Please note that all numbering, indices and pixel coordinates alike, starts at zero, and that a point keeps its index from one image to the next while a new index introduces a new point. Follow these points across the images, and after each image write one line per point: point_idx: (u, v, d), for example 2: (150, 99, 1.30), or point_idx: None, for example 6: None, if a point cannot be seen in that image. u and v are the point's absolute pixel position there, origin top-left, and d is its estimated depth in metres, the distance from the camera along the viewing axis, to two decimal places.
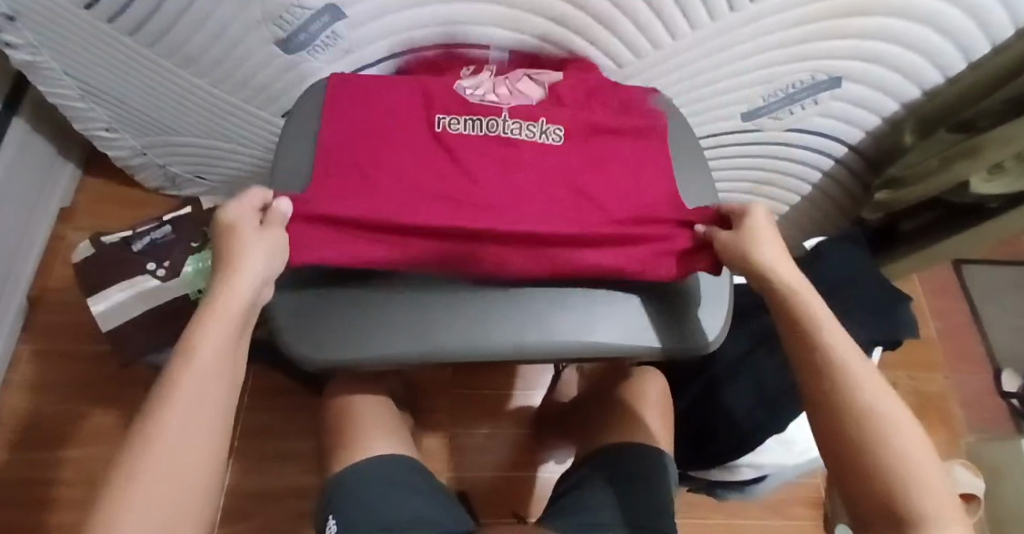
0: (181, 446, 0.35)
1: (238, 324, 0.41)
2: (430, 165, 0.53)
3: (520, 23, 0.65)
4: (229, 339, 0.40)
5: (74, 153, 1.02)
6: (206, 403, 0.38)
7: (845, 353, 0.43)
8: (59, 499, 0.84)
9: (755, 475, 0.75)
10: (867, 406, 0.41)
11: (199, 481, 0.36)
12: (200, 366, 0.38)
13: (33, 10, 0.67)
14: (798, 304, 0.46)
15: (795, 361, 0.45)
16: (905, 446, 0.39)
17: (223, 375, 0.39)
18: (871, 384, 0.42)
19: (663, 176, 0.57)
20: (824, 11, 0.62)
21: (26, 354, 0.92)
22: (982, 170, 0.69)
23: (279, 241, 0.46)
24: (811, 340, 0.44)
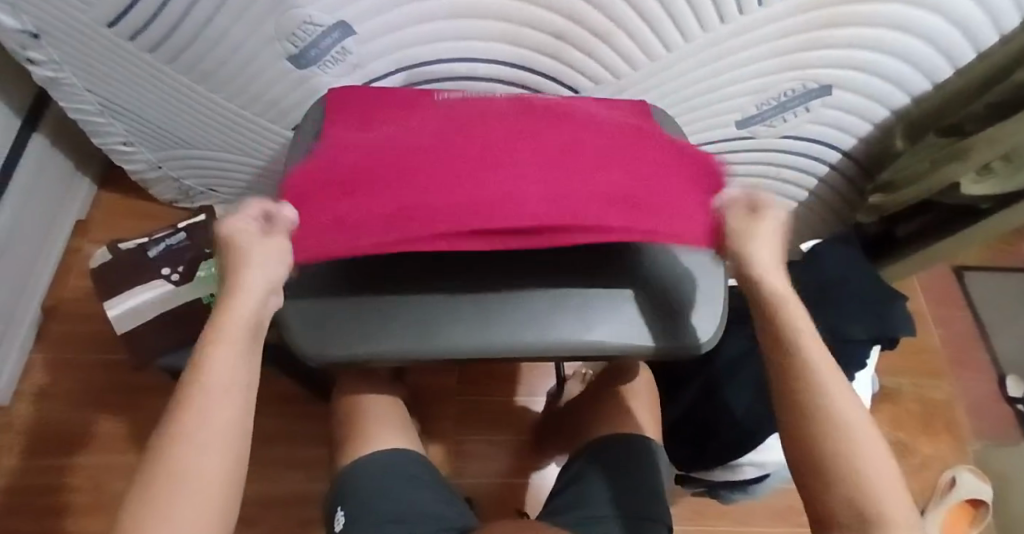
0: (201, 475, 0.37)
1: (252, 344, 0.42)
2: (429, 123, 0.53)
3: (522, 38, 0.68)
4: (244, 359, 0.41)
5: (91, 169, 1.05)
6: (226, 423, 0.39)
7: (824, 374, 0.43)
8: (71, 505, 0.86)
9: (757, 475, 0.77)
10: (843, 429, 0.42)
11: (216, 497, 0.37)
12: (215, 393, 0.39)
13: (58, 29, 0.71)
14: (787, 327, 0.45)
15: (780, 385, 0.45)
16: (876, 477, 0.41)
17: (238, 400, 0.40)
18: (850, 406, 0.43)
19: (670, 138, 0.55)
20: (810, 23, 0.65)
21: (41, 363, 0.94)
22: (971, 171, 0.71)
23: (283, 250, 0.44)
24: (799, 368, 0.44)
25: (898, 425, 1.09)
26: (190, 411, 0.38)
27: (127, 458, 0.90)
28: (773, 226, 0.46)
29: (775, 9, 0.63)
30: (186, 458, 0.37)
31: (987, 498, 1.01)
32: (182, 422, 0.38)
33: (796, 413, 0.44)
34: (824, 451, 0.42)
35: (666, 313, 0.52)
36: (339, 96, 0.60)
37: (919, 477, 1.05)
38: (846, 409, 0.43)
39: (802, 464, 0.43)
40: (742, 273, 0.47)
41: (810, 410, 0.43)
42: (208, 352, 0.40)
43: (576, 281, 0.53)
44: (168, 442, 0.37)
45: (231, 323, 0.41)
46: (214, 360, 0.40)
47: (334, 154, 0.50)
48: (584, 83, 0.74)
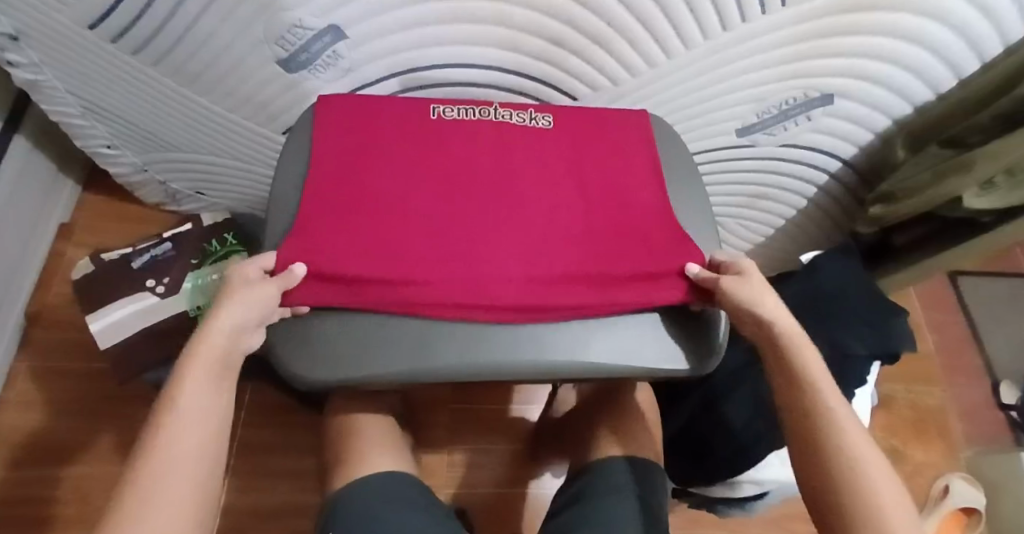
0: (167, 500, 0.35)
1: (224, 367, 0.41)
2: (421, 171, 0.55)
3: (518, 44, 0.66)
4: (216, 383, 0.40)
5: (75, 170, 1.03)
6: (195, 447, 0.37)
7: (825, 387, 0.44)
8: (53, 518, 0.84)
9: (757, 492, 0.74)
10: (852, 466, 0.41)
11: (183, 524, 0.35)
12: (184, 417, 0.38)
13: (37, 31, 0.69)
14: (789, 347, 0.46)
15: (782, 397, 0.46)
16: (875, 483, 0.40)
17: (207, 423, 0.39)
18: (856, 434, 0.43)
19: (650, 183, 0.58)
20: (812, 31, 0.63)
21: (23, 372, 0.92)
22: (973, 187, 0.70)
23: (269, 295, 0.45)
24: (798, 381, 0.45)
25: (894, 432, 1.09)
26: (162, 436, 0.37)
27: (112, 469, 0.88)
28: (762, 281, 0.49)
29: (777, 16, 0.61)
30: (152, 483, 0.35)
31: (981, 506, 1.01)
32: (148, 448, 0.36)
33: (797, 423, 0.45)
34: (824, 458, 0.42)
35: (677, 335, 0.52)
36: (334, 102, 0.59)
37: (914, 484, 1.05)
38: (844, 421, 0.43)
39: (817, 498, 0.42)
40: (744, 318, 0.48)
41: (816, 435, 0.43)
42: (178, 376, 0.39)
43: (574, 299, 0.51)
44: (133, 472, 0.35)
45: (203, 343, 0.40)
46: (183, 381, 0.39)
47: (334, 204, 0.53)
48: (582, 90, 0.72)
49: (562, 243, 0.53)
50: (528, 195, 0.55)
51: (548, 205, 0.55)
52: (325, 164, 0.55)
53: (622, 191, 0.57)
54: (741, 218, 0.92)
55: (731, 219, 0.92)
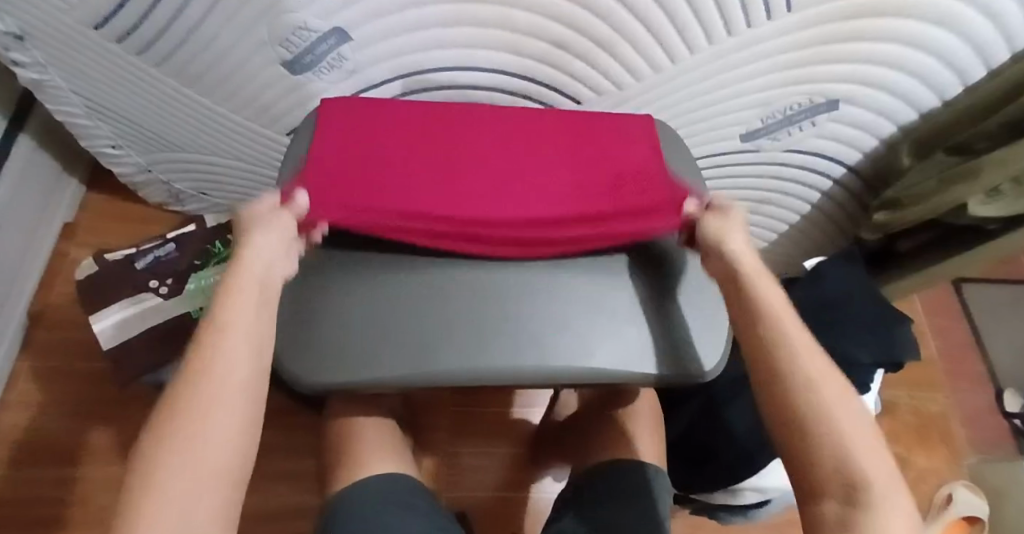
0: (196, 468, 0.33)
1: (264, 324, 0.40)
2: (424, 133, 0.58)
3: (522, 48, 0.66)
4: (248, 341, 0.39)
5: (79, 170, 1.03)
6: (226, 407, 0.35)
7: (808, 358, 0.41)
8: (54, 518, 0.84)
9: (758, 499, 0.76)
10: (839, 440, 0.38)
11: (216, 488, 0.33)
12: (213, 377, 0.36)
13: (43, 31, 0.69)
14: (769, 319, 0.43)
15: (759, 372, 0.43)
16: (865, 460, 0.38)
17: (251, 381, 0.37)
18: (842, 407, 0.40)
19: (643, 144, 0.61)
20: (818, 36, 0.63)
21: (25, 371, 0.92)
22: (979, 194, 0.70)
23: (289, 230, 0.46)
24: (781, 348, 0.42)
25: (897, 439, 1.08)
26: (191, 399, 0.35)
27: (113, 469, 0.87)
28: (740, 220, 0.50)
29: (782, 22, 0.61)
30: (178, 447, 0.33)
31: (984, 514, 0.99)
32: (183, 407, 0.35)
33: (777, 394, 0.41)
34: (813, 435, 0.39)
35: (674, 343, 0.51)
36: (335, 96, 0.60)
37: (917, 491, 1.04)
38: (829, 391, 0.40)
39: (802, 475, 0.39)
40: (715, 257, 0.49)
41: (803, 408, 0.40)
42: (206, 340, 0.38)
43: (576, 307, 0.51)
44: (158, 435, 0.34)
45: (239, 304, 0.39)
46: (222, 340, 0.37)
47: (339, 156, 0.55)
48: (586, 94, 0.72)
49: (562, 193, 0.56)
50: (528, 153, 0.58)
51: (547, 162, 0.58)
52: (327, 130, 0.57)
53: (615, 150, 0.59)
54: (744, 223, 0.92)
55: None
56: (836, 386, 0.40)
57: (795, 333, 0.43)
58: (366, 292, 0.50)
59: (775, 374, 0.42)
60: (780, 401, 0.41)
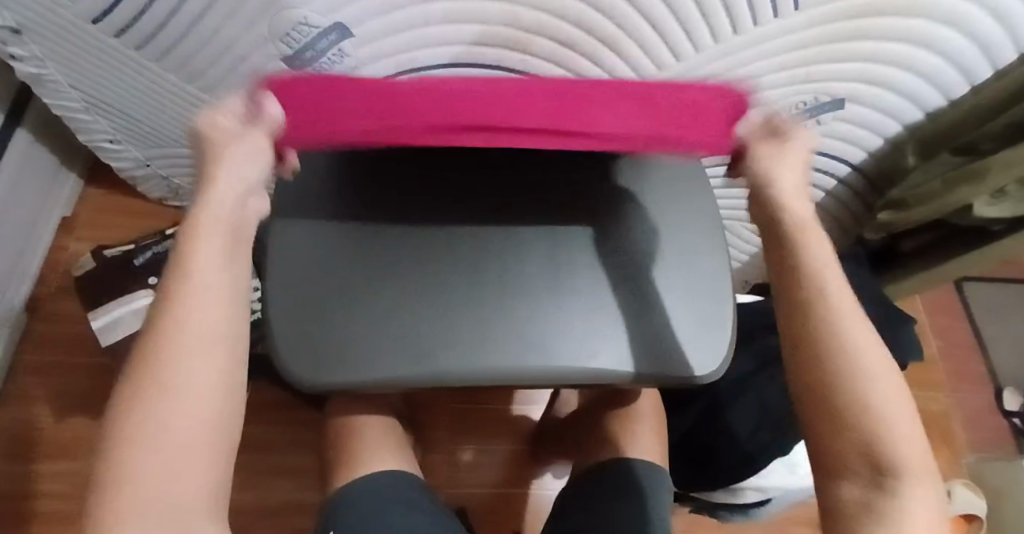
0: (162, 451, 0.32)
1: (232, 274, 0.37)
2: None
3: (527, 45, 0.65)
4: (208, 306, 0.35)
5: (78, 163, 1.02)
6: (190, 383, 0.33)
7: (860, 346, 0.39)
8: (55, 512, 0.84)
9: (759, 498, 0.77)
10: (877, 438, 0.38)
11: (187, 468, 0.32)
12: (172, 355, 0.34)
13: (40, 25, 0.68)
14: (822, 301, 0.40)
15: (800, 353, 0.40)
16: (900, 459, 0.37)
17: (219, 344, 0.35)
18: (886, 401, 0.38)
19: None
20: (825, 35, 0.62)
21: (24, 365, 0.92)
22: (985, 194, 0.70)
23: (263, 144, 0.40)
24: (830, 333, 0.39)
25: None
26: (151, 380, 0.33)
27: None
28: (798, 161, 0.43)
29: (788, 21, 0.61)
30: (142, 431, 0.32)
31: (981, 512, 1.00)
32: (141, 384, 0.33)
33: (816, 381, 0.39)
34: (848, 427, 0.38)
35: (665, 345, 0.50)
36: None
37: None
38: (874, 384, 0.38)
39: (825, 456, 0.39)
40: (761, 200, 0.44)
41: (844, 401, 0.38)
42: (163, 309, 0.35)
43: (581, 308, 0.50)
44: (122, 419, 0.32)
45: (196, 259, 0.36)
46: (176, 305, 0.35)
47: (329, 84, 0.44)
48: None
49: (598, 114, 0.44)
50: None
51: None
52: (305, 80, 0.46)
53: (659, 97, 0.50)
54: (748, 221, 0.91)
55: (738, 221, 0.92)
56: (882, 368, 0.39)
57: (848, 314, 0.39)
58: (367, 294, 0.50)
59: (819, 360, 0.39)
60: (818, 386, 0.39)
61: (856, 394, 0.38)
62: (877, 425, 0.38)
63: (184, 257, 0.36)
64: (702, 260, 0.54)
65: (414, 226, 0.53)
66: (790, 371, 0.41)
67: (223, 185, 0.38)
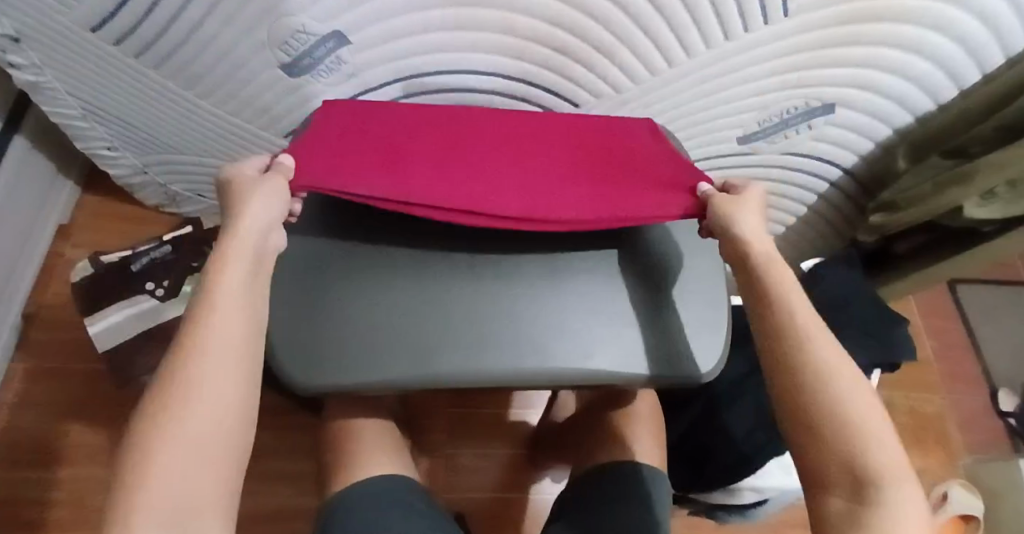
0: (182, 452, 0.31)
1: (254, 299, 0.39)
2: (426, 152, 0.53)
3: (522, 52, 0.66)
4: (235, 321, 0.37)
5: (75, 171, 1.02)
6: (215, 390, 0.34)
7: (822, 349, 0.41)
8: (50, 519, 0.83)
9: (756, 499, 0.77)
10: (853, 436, 0.37)
11: (205, 469, 0.32)
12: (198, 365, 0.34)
13: (39, 33, 0.68)
14: (777, 309, 0.43)
15: (769, 362, 0.42)
16: (878, 456, 0.36)
17: (239, 360, 0.36)
18: (857, 401, 0.39)
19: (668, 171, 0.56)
20: (815, 41, 0.63)
21: (20, 372, 0.91)
22: (975, 196, 0.70)
23: (283, 191, 0.44)
24: (792, 336, 0.41)
25: None
26: (176, 386, 0.33)
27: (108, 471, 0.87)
28: (757, 206, 0.49)
29: (779, 27, 0.62)
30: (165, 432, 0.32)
31: (978, 513, 1.00)
32: (165, 396, 0.33)
33: (784, 384, 0.41)
34: (824, 426, 0.38)
35: (673, 349, 0.51)
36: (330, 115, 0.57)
37: None
38: (842, 384, 0.39)
39: (809, 464, 0.39)
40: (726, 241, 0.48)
41: (815, 400, 0.39)
42: (193, 322, 0.36)
43: (577, 309, 0.51)
44: (146, 422, 0.32)
45: (223, 282, 0.38)
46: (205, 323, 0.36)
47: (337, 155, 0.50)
48: (585, 98, 0.72)
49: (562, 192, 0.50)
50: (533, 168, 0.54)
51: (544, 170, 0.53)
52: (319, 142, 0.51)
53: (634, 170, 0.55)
54: None
55: None
56: (848, 370, 0.40)
57: (806, 321, 0.42)
58: (365, 295, 0.50)
59: (787, 363, 0.41)
60: (789, 391, 0.40)
61: (825, 393, 0.39)
62: (851, 428, 0.38)
63: (212, 281, 0.38)
64: (702, 266, 0.55)
65: (412, 231, 0.53)
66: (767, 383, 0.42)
67: (253, 222, 0.41)
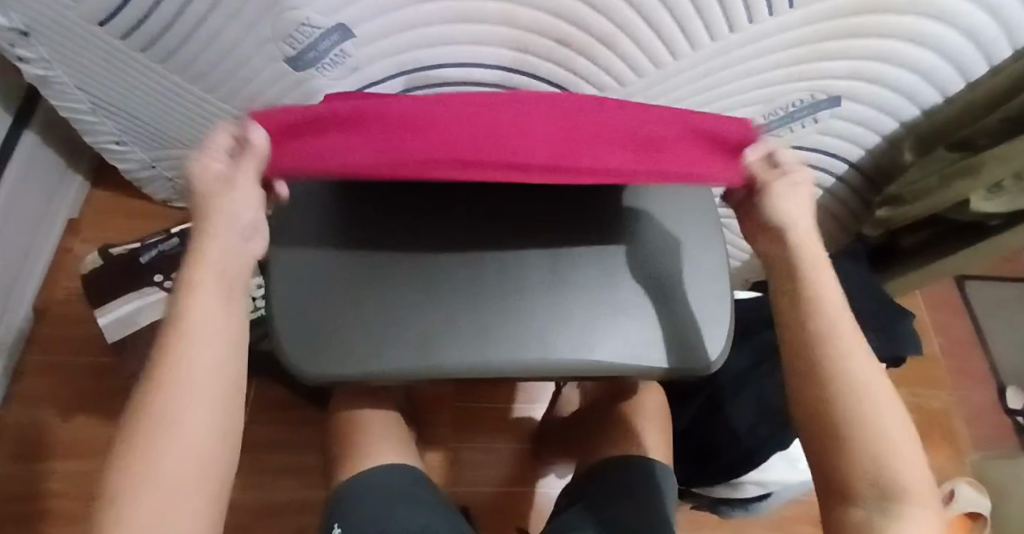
0: (166, 478, 0.33)
1: (230, 314, 0.38)
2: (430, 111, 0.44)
3: (525, 44, 0.66)
4: (212, 343, 0.37)
5: (83, 166, 1.03)
6: (194, 414, 0.35)
7: (854, 365, 0.40)
8: (60, 510, 0.84)
9: (760, 492, 0.77)
10: (880, 458, 0.38)
11: (188, 494, 0.33)
12: (176, 389, 0.35)
13: (47, 27, 0.69)
14: (813, 321, 0.41)
15: (799, 374, 0.41)
16: (902, 475, 0.38)
17: (217, 382, 0.36)
18: (885, 419, 0.39)
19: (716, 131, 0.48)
20: (819, 33, 0.63)
21: (30, 365, 0.93)
22: (982, 188, 0.70)
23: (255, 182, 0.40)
24: (823, 353, 0.40)
25: None
26: (154, 409, 0.34)
27: None
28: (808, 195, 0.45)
29: (785, 18, 0.61)
30: (147, 458, 0.33)
31: (985, 510, 1.00)
32: (144, 419, 0.34)
33: (817, 403, 0.40)
34: (852, 447, 0.39)
35: (685, 341, 0.51)
36: None
37: None
38: (873, 403, 0.39)
39: (832, 477, 0.40)
40: (772, 236, 0.45)
41: (846, 422, 0.39)
42: (168, 342, 0.36)
43: (579, 300, 0.51)
44: (129, 444, 0.33)
45: (198, 304, 0.37)
46: (181, 347, 0.36)
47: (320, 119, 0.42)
48: (589, 90, 0.72)
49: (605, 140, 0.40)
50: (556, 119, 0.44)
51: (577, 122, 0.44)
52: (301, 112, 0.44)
53: None
54: None
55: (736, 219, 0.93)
56: (878, 386, 0.40)
57: (842, 335, 0.41)
58: (366, 288, 0.50)
59: (819, 380, 0.40)
60: (818, 410, 0.40)
61: (856, 416, 0.39)
62: (873, 448, 0.38)
63: (187, 302, 0.37)
64: (706, 257, 0.55)
65: (415, 219, 0.53)
66: (793, 394, 0.42)
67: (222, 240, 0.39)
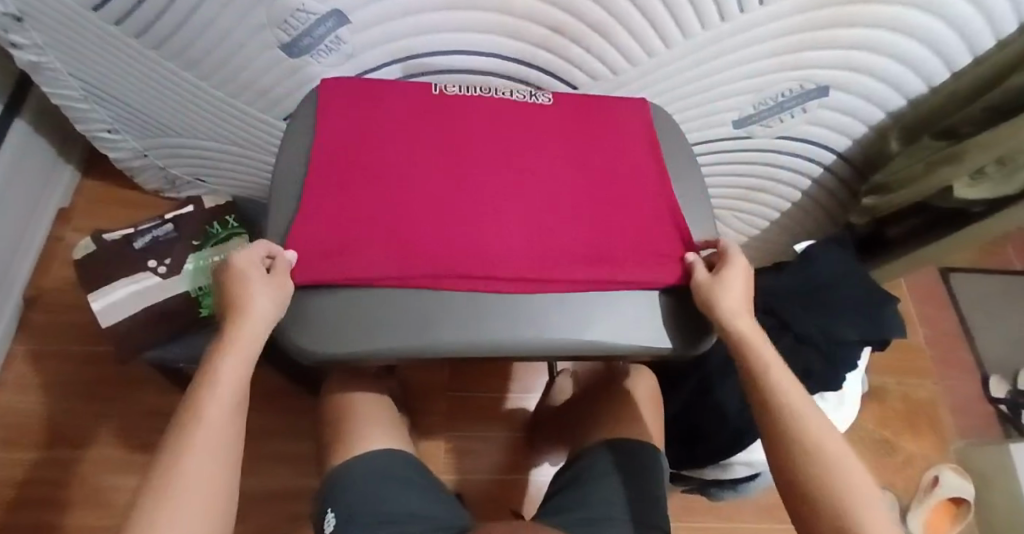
0: (198, 482, 0.39)
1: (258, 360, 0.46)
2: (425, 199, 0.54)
3: (519, 32, 0.67)
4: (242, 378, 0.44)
5: (74, 155, 1.03)
6: (224, 432, 0.41)
7: (805, 414, 0.46)
8: (50, 499, 0.84)
9: (749, 473, 0.78)
10: (837, 489, 0.43)
11: (210, 499, 0.39)
12: (214, 410, 0.41)
13: (41, 12, 0.69)
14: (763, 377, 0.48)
15: (762, 426, 0.48)
16: (860, 505, 0.42)
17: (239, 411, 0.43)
18: (840, 458, 0.44)
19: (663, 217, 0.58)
20: (812, 22, 0.64)
21: (20, 353, 0.92)
22: (965, 175, 0.72)
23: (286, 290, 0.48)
24: (773, 403, 0.47)
25: (887, 425, 1.10)
26: (196, 420, 0.41)
27: (106, 451, 0.88)
28: (742, 275, 0.51)
29: (774, 7, 0.62)
30: (186, 461, 0.39)
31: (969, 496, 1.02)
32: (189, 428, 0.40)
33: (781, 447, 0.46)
34: (814, 482, 0.44)
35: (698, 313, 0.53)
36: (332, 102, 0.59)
37: (905, 475, 1.06)
38: (824, 442, 0.45)
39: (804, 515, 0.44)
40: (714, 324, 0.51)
41: (803, 460, 0.45)
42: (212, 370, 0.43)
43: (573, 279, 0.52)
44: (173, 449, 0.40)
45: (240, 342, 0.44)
46: (223, 373, 0.43)
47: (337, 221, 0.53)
48: (582, 78, 0.73)
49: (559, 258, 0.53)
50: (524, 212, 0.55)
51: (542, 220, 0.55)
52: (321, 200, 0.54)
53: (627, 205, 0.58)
54: (735, 209, 0.93)
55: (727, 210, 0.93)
56: (829, 433, 0.46)
57: (792, 392, 0.48)
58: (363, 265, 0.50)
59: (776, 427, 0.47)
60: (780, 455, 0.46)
61: (811, 454, 0.45)
62: (829, 481, 0.43)
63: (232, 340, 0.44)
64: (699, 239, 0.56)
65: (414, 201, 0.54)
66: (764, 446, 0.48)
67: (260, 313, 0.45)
